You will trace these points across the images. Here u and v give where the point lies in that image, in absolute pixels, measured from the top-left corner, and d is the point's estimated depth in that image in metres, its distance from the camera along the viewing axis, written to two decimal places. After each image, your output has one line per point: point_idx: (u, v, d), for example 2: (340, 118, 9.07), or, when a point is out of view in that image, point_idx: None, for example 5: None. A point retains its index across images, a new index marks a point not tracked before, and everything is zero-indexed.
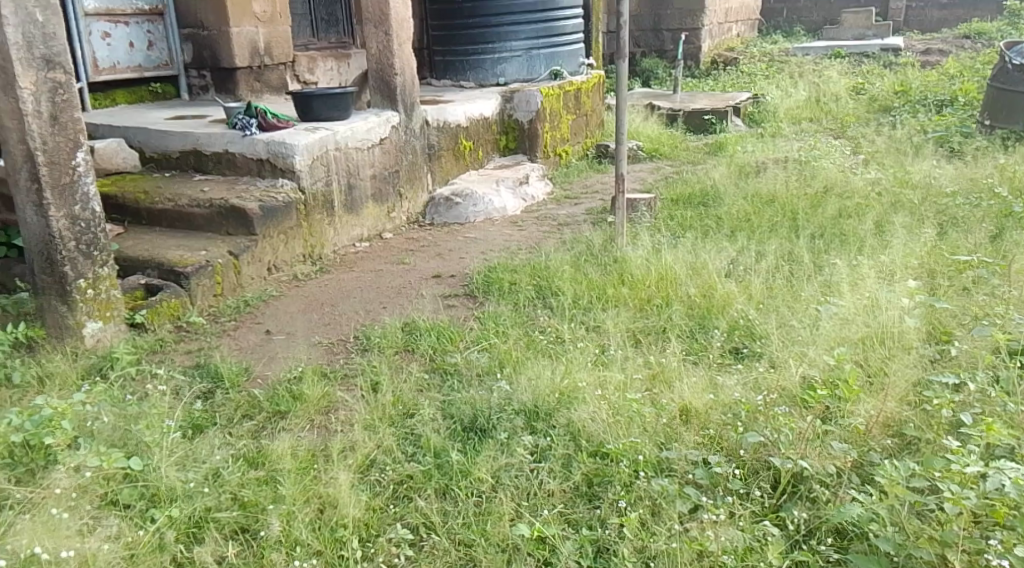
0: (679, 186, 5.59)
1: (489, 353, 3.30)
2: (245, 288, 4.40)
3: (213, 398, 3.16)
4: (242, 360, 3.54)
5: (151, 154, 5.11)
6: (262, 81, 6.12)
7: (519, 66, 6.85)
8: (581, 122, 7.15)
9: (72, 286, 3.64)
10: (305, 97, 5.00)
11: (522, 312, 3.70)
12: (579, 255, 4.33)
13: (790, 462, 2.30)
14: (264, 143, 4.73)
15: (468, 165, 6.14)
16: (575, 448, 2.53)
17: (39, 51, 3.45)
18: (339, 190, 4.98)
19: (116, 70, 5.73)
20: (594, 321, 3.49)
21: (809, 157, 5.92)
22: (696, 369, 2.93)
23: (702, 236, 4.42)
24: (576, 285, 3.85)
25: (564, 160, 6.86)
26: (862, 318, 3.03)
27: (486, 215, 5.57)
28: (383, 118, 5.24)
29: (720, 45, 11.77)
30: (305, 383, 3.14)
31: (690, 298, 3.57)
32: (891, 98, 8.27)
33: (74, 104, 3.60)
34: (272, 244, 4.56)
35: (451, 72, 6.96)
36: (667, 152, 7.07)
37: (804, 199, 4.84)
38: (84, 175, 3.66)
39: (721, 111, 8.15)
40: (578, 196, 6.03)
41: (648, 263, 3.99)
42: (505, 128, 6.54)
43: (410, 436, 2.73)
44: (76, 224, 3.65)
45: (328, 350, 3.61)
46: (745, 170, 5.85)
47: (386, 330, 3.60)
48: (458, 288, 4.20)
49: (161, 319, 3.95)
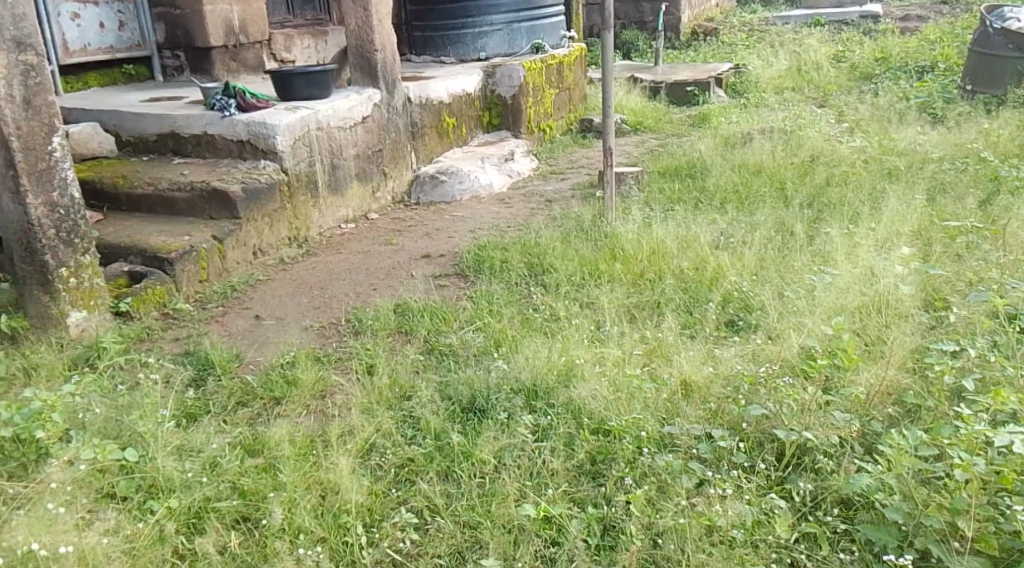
0: (665, 159, 5.57)
1: (484, 333, 3.28)
2: (231, 273, 4.35)
3: (206, 386, 3.12)
4: (233, 347, 3.50)
5: (128, 137, 5.02)
6: (238, 61, 6.03)
7: (500, 41, 6.79)
8: (564, 96, 7.10)
9: (54, 275, 3.59)
10: (285, 77, 4.92)
11: (515, 290, 3.68)
12: (569, 230, 4.31)
13: (793, 434, 2.29)
14: (245, 125, 4.66)
15: (452, 142, 6.08)
16: (576, 426, 2.51)
17: (9, 34, 3.37)
18: (323, 171, 4.92)
19: (87, 52, 5.61)
20: (588, 297, 3.47)
21: (794, 126, 5.91)
22: (693, 342, 2.93)
23: (692, 209, 4.40)
24: (568, 262, 3.82)
25: (548, 135, 6.82)
26: (858, 287, 3.03)
27: (472, 192, 5.53)
28: (365, 96, 5.17)
29: (699, 15, 11.73)
30: (298, 368, 3.11)
31: (683, 271, 3.56)
32: (872, 65, 8.26)
33: (48, 88, 3.53)
34: (257, 228, 4.50)
35: (431, 47, 6.88)
36: (651, 125, 7.03)
37: (791, 169, 4.84)
38: (61, 161, 3.59)
39: (703, 82, 8.12)
40: (564, 171, 5.99)
41: (640, 237, 3.97)
42: (489, 104, 6.48)
43: (409, 419, 2.70)
44: (55, 211, 3.58)
45: (320, 333, 3.58)
46: (730, 141, 5.83)
47: (378, 312, 3.57)
48: (449, 268, 4.17)
49: (147, 307, 3.90)
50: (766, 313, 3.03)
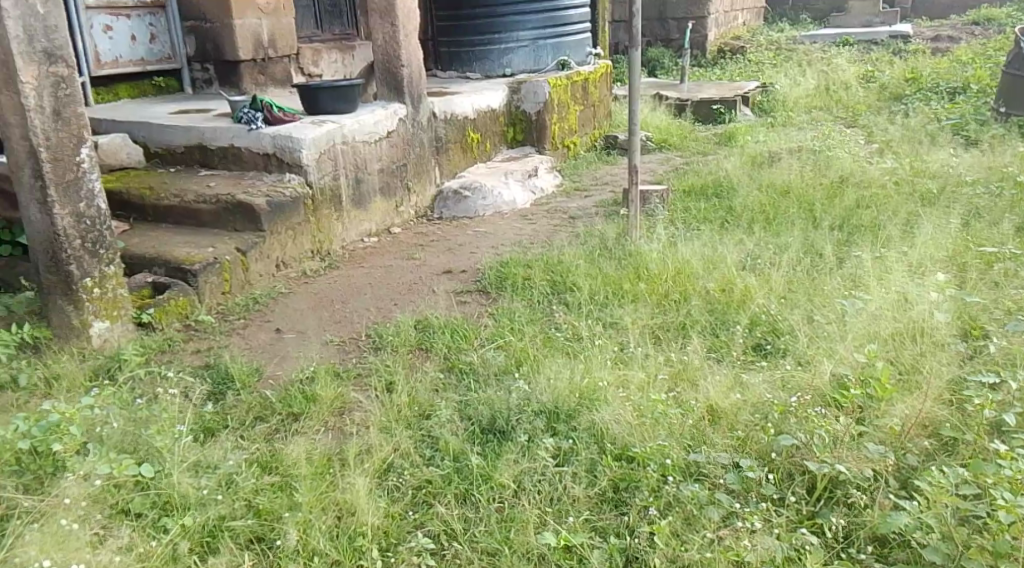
0: (691, 177, 5.51)
1: (505, 352, 3.22)
2: (254, 285, 4.32)
3: (224, 400, 3.09)
4: (253, 361, 3.46)
5: (156, 149, 5.02)
6: (266, 74, 6.04)
7: (526, 57, 6.76)
8: (589, 113, 7.06)
9: (78, 285, 3.57)
10: (312, 90, 4.92)
11: (537, 308, 3.62)
12: (592, 248, 4.25)
13: (824, 466, 2.22)
14: (271, 137, 4.65)
15: (476, 158, 6.06)
16: (598, 451, 2.45)
17: (40, 45, 3.37)
18: (347, 185, 4.90)
19: (117, 65, 5.63)
20: (611, 317, 3.41)
21: (823, 146, 5.83)
22: (720, 368, 2.86)
23: (718, 229, 4.34)
24: (592, 280, 3.77)
25: (572, 152, 6.77)
26: (892, 314, 2.96)
27: (495, 208, 5.49)
28: (391, 110, 5.15)
29: (725, 33, 11.67)
30: (318, 383, 3.07)
31: (709, 293, 3.49)
32: (902, 85, 8.17)
33: (78, 99, 3.52)
34: (280, 240, 4.48)
35: (457, 63, 6.86)
36: (676, 143, 6.98)
37: (820, 190, 4.76)
38: (89, 171, 3.59)
39: (730, 100, 8.06)
40: (588, 188, 5.94)
41: (665, 257, 3.91)
42: (513, 120, 6.44)
43: (427, 439, 2.65)
44: (82, 221, 3.58)
45: (340, 348, 3.54)
46: (757, 161, 5.76)
47: (399, 328, 3.52)
48: (471, 284, 4.12)
49: (169, 318, 3.88)
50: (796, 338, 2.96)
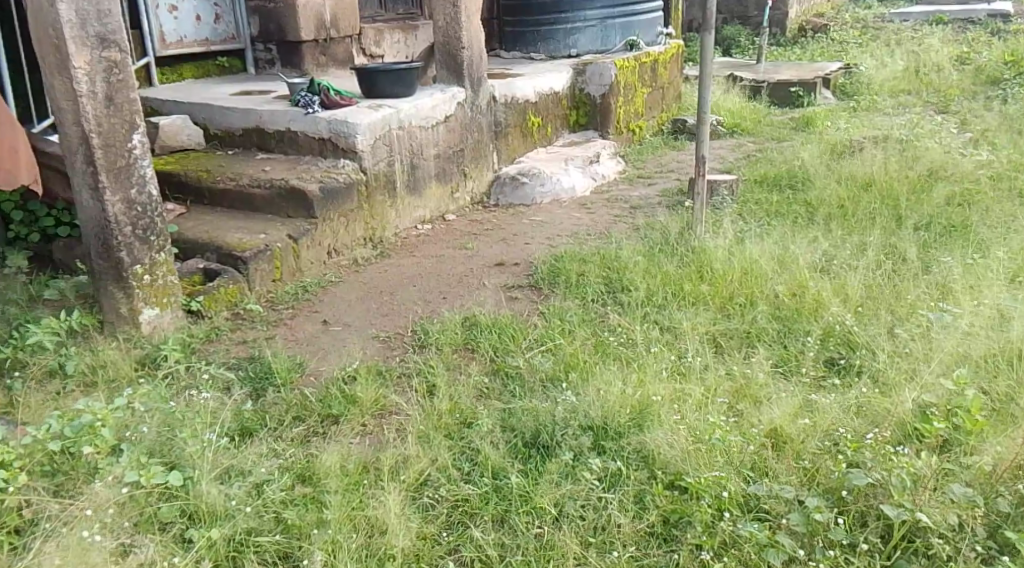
0: (764, 168, 5.25)
1: (553, 356, 3.06)
2: (305, 273, 4.22)
3: (264, 398, 2.97)
4: (296, 355, 3.35)
5: (216, 131, 4.96)
6: (328, 55, 5.95)
7: (592, 37, 6.52)
8: (657, 96, 6.79)
9: (128, 272, 3.50)
10: (369, 73, 4.79)
11: (591, 308, 3.46)
12: (653, 243, 4.07)
13: (903, 512, 2.03)
14: (326, 122, 4.53)
15: (536, 142, 5.87)
16: (647, 479, 2.29)
17: (92, 30, 3.29)
18: (402, 170, 4.76)
19: (183, 44, 5.62)
20: (670, 321, 3.24)
21: (911, 135, 5.49)
22: (785, 388, 2.66)
23: (791, 227, 4.10)
24: (649, 279, 3.60)
25: (637, 136, 6.53)
26: (986, 334, 2.82)
27: (553, 196, 5.30)
28: (449, 94, 5.00)
29: (807, 10, 11.20)
30: (358, 383, 2.94)
31: (778, 301, 3.31)
32: (1000, 68, 7.70)
33: (131, 84, 3.45)
34: (333, 228, 4.37)
35: (522, 43, 6.67)
36: (749, 127, 6.68)
37: (906, 185, 4.49)
38: (140, 158, 3.52)
39: (809, 83, 7.70)
40: (651, 176, 5.72)
41: (731, 256, 3.71)
42: (577, 103, 6.23)
43: (466, 450, 2.50)
44: (133, 208, 3.51)
45: (385, 344, 3.41)
46: (838, 151, 5.47)
47: (445, 325, 3.39)
48: (523, 278, 3.96)
49: (219, 306, 3.80)
50: (881, 357, 2.78)
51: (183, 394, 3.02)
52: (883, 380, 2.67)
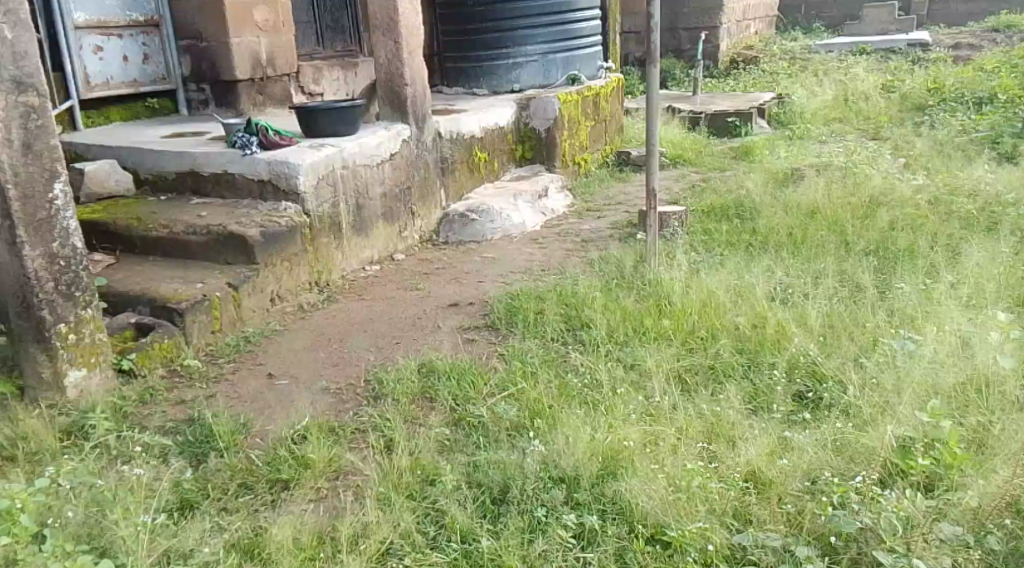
0: (709, 198, 5.24)
1: (517, 402, 2.91)
2: (246, 322, 4.02)
3: (206, 464, 2.80)
4: (240, 414, 3.14)
5: (146, 175, 4.74)
6: (264, 95, 5.78)
7: (535, 72, 6.48)
8: (600, 128, 6.76)
9: (51, 331, 3.27)
10: (309, 112, 4.63)
11: (551, 348, 3.34)
12: (608, 278, 3.97)
13: (898, 558, 1.94)
14: (266, 163, 4.36)
15: (483, 178, 5.76)
16: (627, 533, 2.18)
17: (8, 73, 3.09)
18: (347, 211, 4.60)
19: (110, 86, 5.38)
20: (633, 358, 3.13)
21: (851, 162, 5.53)
22: (758, 425, 2.56)
23: (744, 257, 4.06)
24: (609, 314, 3.49)
25: (583, 169, 6.47)
26: (955, 363, 2.76)
27: (504, 232, 5.19)
28: (394, 131, 4.87)
29: (738, 43, 11.41)
30: (310, 442, 2.76)
31: (740, 332, 3.22)
32: (925, 94, 7.88)
33: (51, 130, 3.25)
34: (275, 273, 4.18)
35: (464, 79, 6.59)
36: (691, 158, 6.68)
37: (850, 211, 4.49)
38: (62, 209, 3.30)
39: (745, 113, 7.77)
40: (600, 208, 5.65)
41: (690, 288, 3.63)
42: (522, 137, 6.15)
43: (431, 512, 2.37)
44: (55, 263, 3.28)
45: (337, 396, 3.23)
46: (780, 179, 5.49)
47: (400, 373, 3.22)
48: (478, 319, 3.83)
49: (153, 363, 3.59)
50: (853, 388, 2.71)
51: (115, 467, 2.82)
52: (860, 412, 2.58)
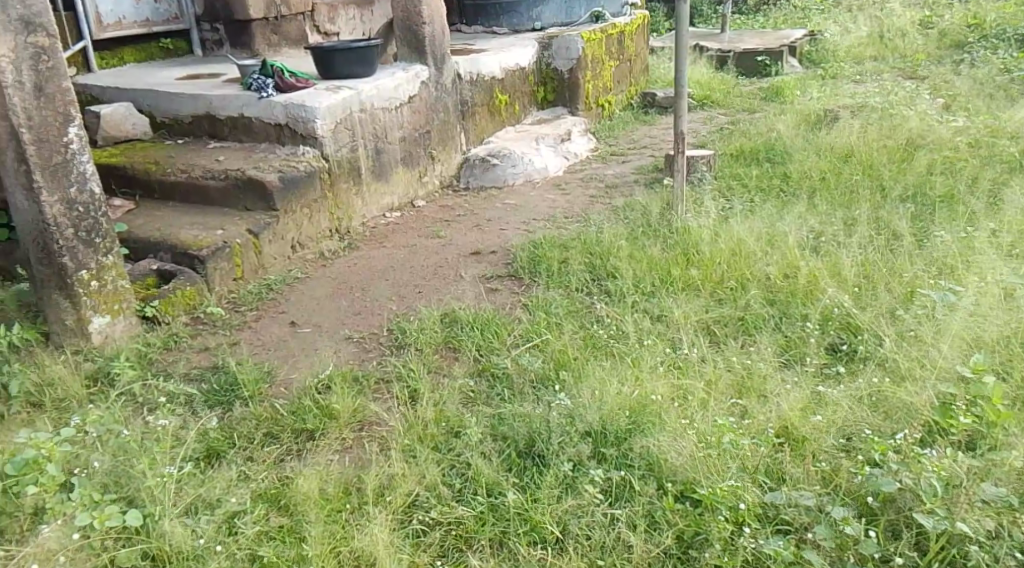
0: (738, 141, 5.13)
1: (541, 354, 2.88)
2: (268, 270, 3.99)
3: (231, 413, 2.76)
4: (263, 363, 3.12)
5: (163, 119, 4.67)
6: (280, 35, 5.66)
7: (557, 9, 6.31)
8: (625, 68, 6.60)
9: (73, 278, 3.25)
10: (325, 53, 4.52)
11: (575, 298, 3.29)
12: (634, 225, 3.91)
13: (939, 522, 1.90)
14: (283, 107, 4.28)
15: (504, 121, 5.66)
16: (656, 491, 2.14)
17: (15, 13, 3.02)
18: (366, 156, 4.53)
19: (123, 26, 5.28)
20: (660, 309, 3.09)
21: (887, 104, 5.38)
22: (789, 380, 2.51)
23: (775, 203, 3.98)
24: (634, 264, 3.44)
25: (607, 112, 6.34)
26: (998, 315, 2.67)
27: (525, 176, 5.10)
28: (412, 73, 4.76)
29: None
30: (333, 392, 2.74)
31: (770, 283, 3.16)
32: (964, 31, 7.63)
33: (63, 72, 3.18)
34: (296, 220, 4.14)
35: (483, 17, 6.43)
36: (719, 99, 6.52)
37: (886, 154, 4.39)
38: (79, 153, 3.25)
39: (776, 51, 7.57)
40: (625, 152, 5.54)
41: (718, 236, 3.58)
42: (543, 79, 6.02)
43: (456, 464, 2.34)
44: (73, 208, 3.25)
45: (360, 345, 3.20)
46: (811, 121, 5.36)
47: (422, 322, 3.19)
48: (501, 267, 3.77)
49: (176, 310, 3.57)
50: (898, 341, 2.64)
51: (140, 416, 2.79)
52: (895, 367, 2.52)
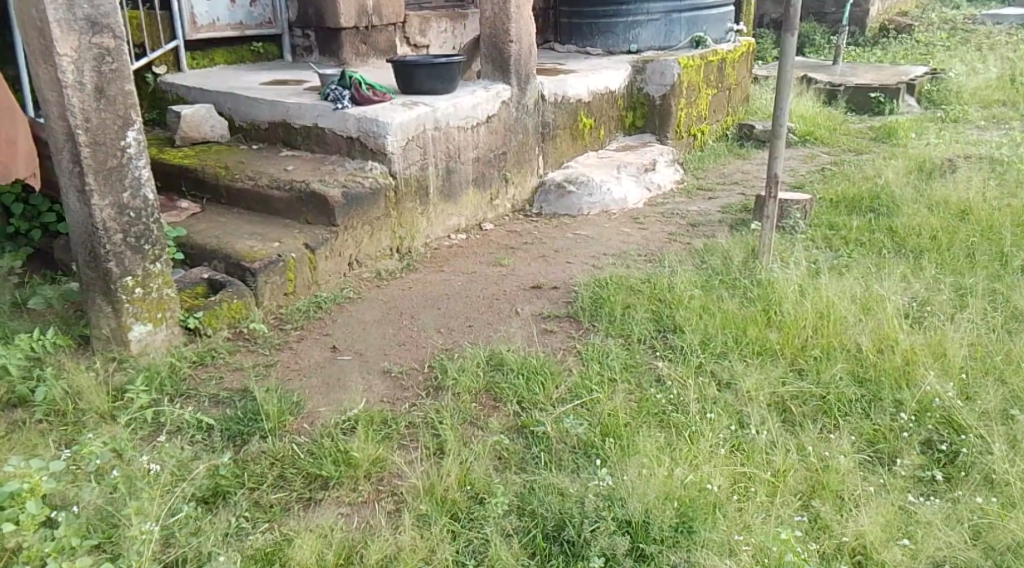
0: (840, 187, 4.75)
1: (587, 416, 2.57)
2: (321, 286, 3.73)
3: (247, 447, 2.49)
4: (296, 390, 2.87)
5: (241, 123, 4.54)
6: (369, 44, 5.51)
7: (655, 32, 5.97)
8: (723, 97, 6.23)
9: (117, 285, 2.97)
10: (405, 67, 4.32)
11: (635, 353, 2.98)
12: (711, 272, 3.60)
13: None
14: (356, 120, 4.08)
15: (587, 146, 5.37)
16: None
17: (82, 12, 2.75)
18: (436, 175, 4.30)
19: (216, 27, 5.21)
20: (730, 374, 2.80)
21: (1013, 157, 5.03)
22: (873, 482, 2.30)
23: (874, 260, 3.73)
24: (706, 318, 3.12)
25: (699, 141, 5.99)
26: None
27: (602, 207, 4.80)
28: (493, 92, 4.53)
29: (890, 9, 10.50)
30: (357, 437, 2.48)
31: (861, 355, 2.89)
32: None
33: (126, 73, 2.90)
34: (355, 236, 3.91)
35: (578, 36, 6.15)
36: (822, 136, 6.09)
37: (1007, 214, 4.12)
38: (135, 158, 2.98)
39: (891, 88, 7.06)
40: (713, 187, 5.19)
41: (804, 296, 3.26)
42: (634, 103, 5.71)
43: (474, 541, 2.10)
44: (124, 214, 2.97)
45: (396, 381, 2.93)
46: (926, 170, 4.96)
47: (465, 363, 2.92)
48: (561, 306, 3.49)
49: (220, 323, 3.27)
50: (1017, 451, 2.41)
51: (150, 446, 2.54)
52: (1003, 482, 2.30)
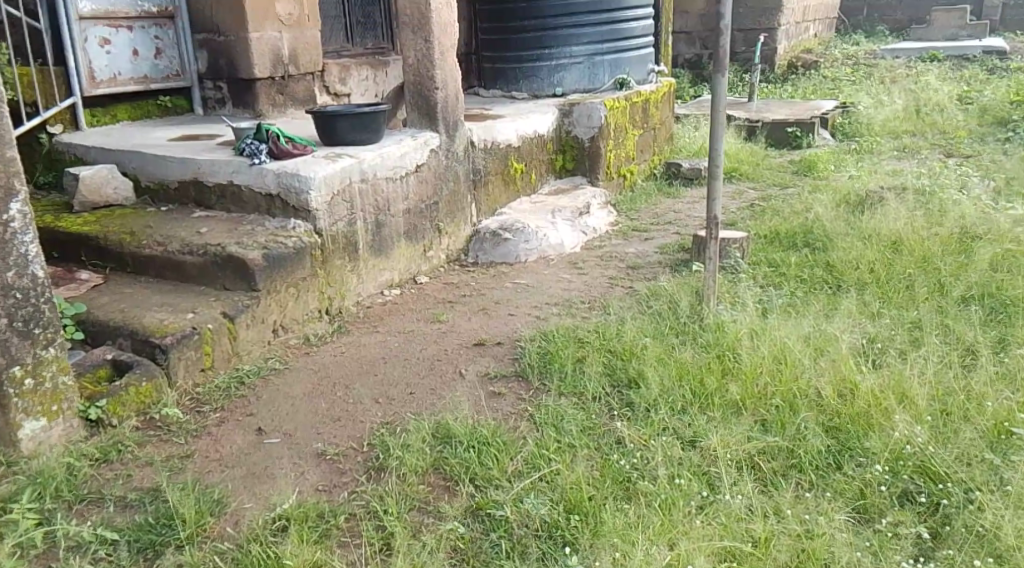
0: (773, 223, 4.69)
1: (548, 492, 2.35)
2: (243, 358, 3.42)
3: (161, 563, 2.19)
4: (218, 484, 2.57)
5: (148, 183, 4.21)
6: (285, 94, 5.27)
7: (579, 75, 5.88)
8: (649, 137, 6.17)
9: (3, 376, 2.62)
10: (326, 117, 4.08)
11: (592, 413, 2.77)
12: (659, 319, 3.44)
13: None
14: (275, 176, 3.82)
15: (520, 191, 5.20)
16: None
17: None
18: (365, 230, 4.05)
19: (117, 82, 4.83)
20: (694, 431, 2.62)
21: (934, 185, 5.07)
22: (859, 547, 2.14)
23: (822, 297, 3.63)
24: (663, 370, 2.94)
25: (628, 181, 5.90)
26: None
27: (539, 253, 4.62)
28: (421, 140, 4.32)
29: (796, 46, 10.72)
30: (292, 539, 2.21)
31: (824, 401, 2.74)
32: (1007, 109, 7.30)
33: (7, 137, 2.60)
34: (279, 301, 3.61)
35: (502, 81, 6.04)
36: (748, 171, 6.07)
37: (941, 244, 4.09)
38: (21, 231, 2.65)
39: (806, 123, 7.13)
40: (647, 228, 5.07)
41: (759, 339, 3.11)
42: (563, 146, 5.58)
43: None
44: (9, 295, 2.63)
45: (334, 464, 2.65)
46: (853, 202, 4.94)
47: (410, 437, 2.66)
48: (508, 364, 3.26)
49: (127, 410, 2.95)
50: (999, 496, 2.28)
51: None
52: (990, 536, 2.16)
